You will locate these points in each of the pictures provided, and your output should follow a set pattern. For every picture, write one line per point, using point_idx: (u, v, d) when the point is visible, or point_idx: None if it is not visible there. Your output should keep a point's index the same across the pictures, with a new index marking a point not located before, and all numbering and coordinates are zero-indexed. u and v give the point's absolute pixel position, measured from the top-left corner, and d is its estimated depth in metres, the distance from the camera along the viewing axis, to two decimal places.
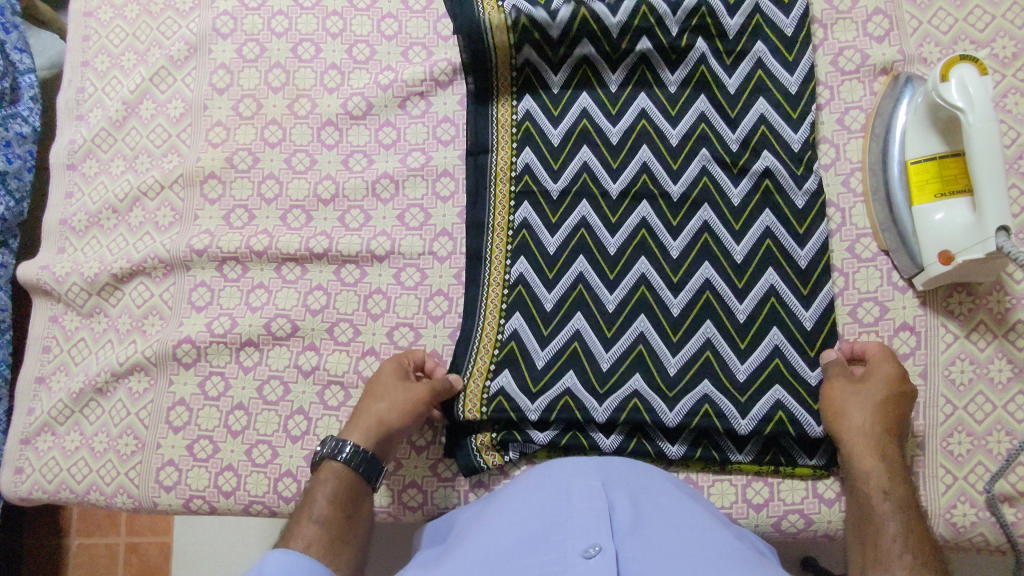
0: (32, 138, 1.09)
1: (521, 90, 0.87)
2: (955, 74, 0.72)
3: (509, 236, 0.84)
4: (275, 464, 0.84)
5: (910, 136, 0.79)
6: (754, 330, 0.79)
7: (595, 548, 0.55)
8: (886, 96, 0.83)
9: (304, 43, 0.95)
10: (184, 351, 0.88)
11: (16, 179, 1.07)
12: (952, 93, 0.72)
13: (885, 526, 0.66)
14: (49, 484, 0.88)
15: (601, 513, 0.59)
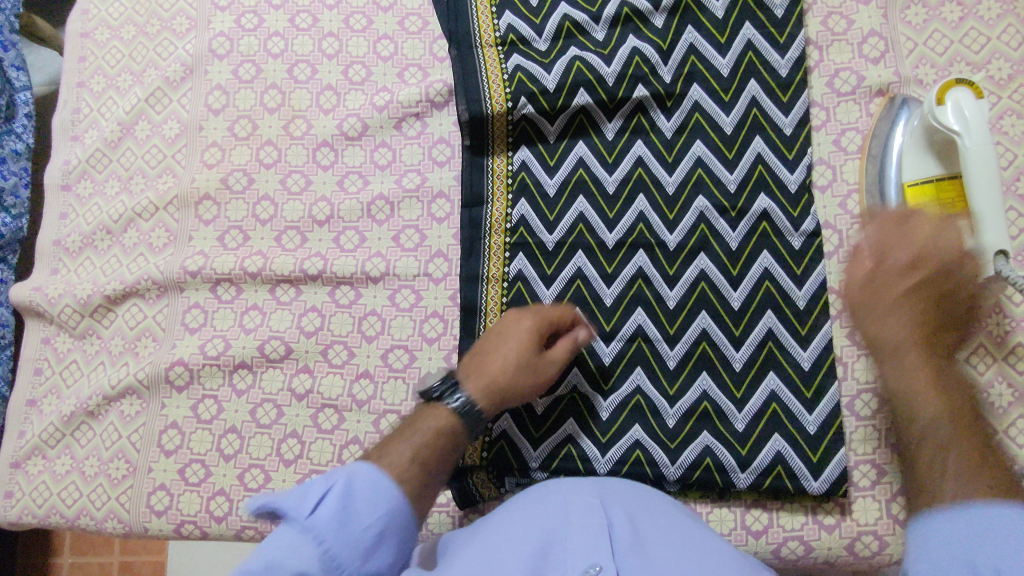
0: (27, 155, 1.09)
1: (516, 140, 0.88)
2: (951, 95, 0.74)
3: (504, 288, 0.84)
4: (267, 489, 0.83)
5: (906, 159, 0.79)
6: (751, 376, 0.78)
7: (596, 568, 0.56)
8: (879, 120, 0.83)
9: (300, 64, 0.95)
10: (176, 373, 0.87)
11: (13, 196, 1.06)
12: (948, 116, 0.73)
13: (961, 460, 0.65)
14: (39, 509, 0.87)
15: (601, 532, 0.59)
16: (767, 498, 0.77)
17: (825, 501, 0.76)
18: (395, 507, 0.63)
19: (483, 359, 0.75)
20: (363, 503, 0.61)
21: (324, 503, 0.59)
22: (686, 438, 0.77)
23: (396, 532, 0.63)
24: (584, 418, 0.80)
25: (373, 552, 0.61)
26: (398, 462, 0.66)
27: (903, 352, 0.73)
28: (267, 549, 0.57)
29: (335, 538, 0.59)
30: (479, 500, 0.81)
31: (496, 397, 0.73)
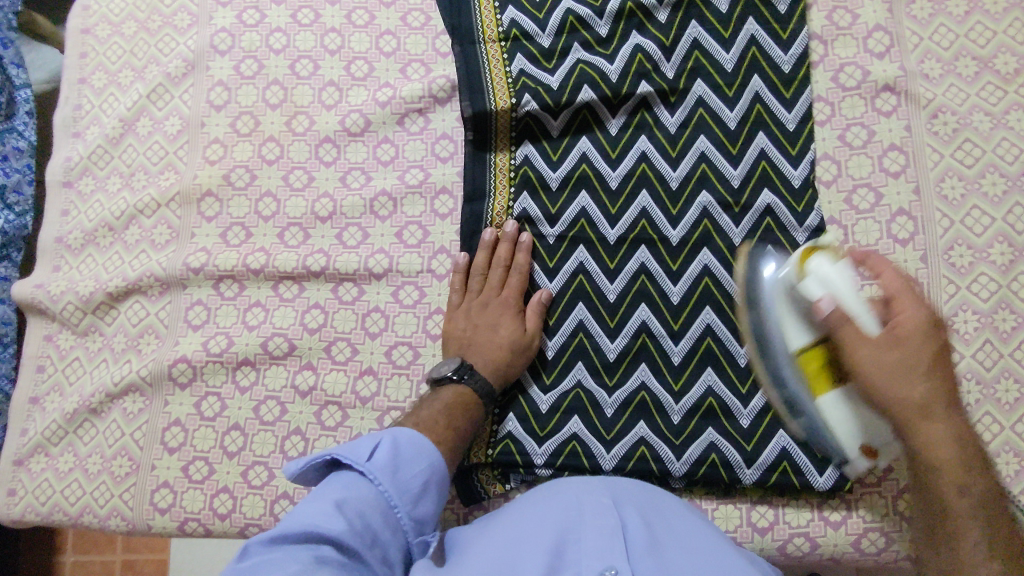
0: (30, 152, 1.08)
1: (519, 135, 0.87)
2: (808, 260, 0.69)
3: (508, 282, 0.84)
4: (271, 486, 0.83)
5: (785, 326, 0.70)
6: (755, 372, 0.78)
7: (611, 571, 0.56)
8: (740, 266, 0.78)
9: (303, 60, 0.94)
10: (179, 370, 0.87)
11: (15, 194, 1.05)
12: (810, 287, 0.67)
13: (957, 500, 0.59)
14: (42, 506, 0.87)
15: (615, 534, 0.59)
16: (773, 495, 0.77)
17: (831, 498, 0.76)
18: (437, 464, 0.66)
19: (475, 337, 0.81)
20: (413, 454, 0.65)
21: (380, 451, 0.63)
22: (692, 433, 0.77)
23: (439, 486, 0.66)
24: (588, 413, 0.79)
25: (420, 498, 0.64)
26: (429, 421, 0.72)
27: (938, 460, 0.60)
28: (329, 487, 0.60)
29: (390, 481, 0.62)
30: (485, 497, 0.81)
31: (498, 362, 0.79)
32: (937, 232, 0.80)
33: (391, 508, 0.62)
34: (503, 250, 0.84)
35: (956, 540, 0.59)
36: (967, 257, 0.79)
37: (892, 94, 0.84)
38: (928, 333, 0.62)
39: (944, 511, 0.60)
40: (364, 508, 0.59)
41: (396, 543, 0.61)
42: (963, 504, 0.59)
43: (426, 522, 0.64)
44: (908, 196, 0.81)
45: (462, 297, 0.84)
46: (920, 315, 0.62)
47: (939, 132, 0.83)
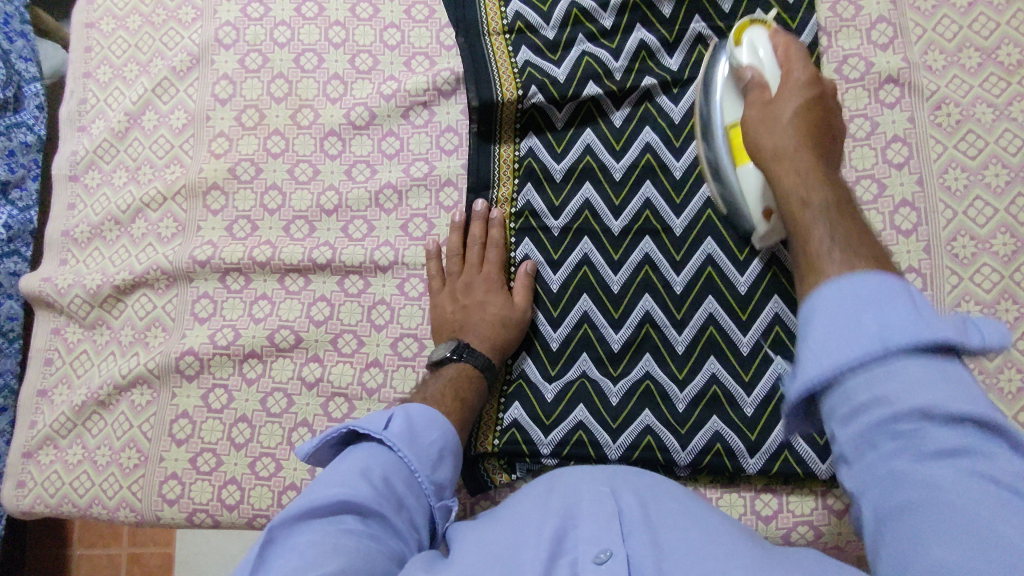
0: (37, 147, 1.09)
1: (524, 127, 0.88)
2: (743, 35, 0.71)
3: (512, 272, 0.85)
4: (279, 477, 0.83)
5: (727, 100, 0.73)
6: (758, 362, 0.78)
7: (606, 553, 0.56)
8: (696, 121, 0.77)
9: (307, 53, 0.95)
10: (187, 363, 0.88)
11: (19, 189, 1.06)
12: (744, 55, 0.70)
13: (813, 226, 0.51)
14: (51, 498, 0.88)
15: (610, 519, 0.59)
16: (777, 484, 0.78)
17: (835, 487, 0.76)
18: (449, 431, 0.69)
19: (466, 318, 0.82)
20: (425, 423, 0.68)
21: (394, 421, 0.66)
22: (696, 422, 0.78)
23: (453, 452, 0.69)
24: (594, 402, 0.80)
25: (437, 464, 0.67)
26: (437, 396, 0.74)
27: (807, 222, 0.52)
28: (349, 459, 0.62)
29: (408, 448, 0.65)
30: (492, 486, 0.81)
31: (492, 337, 0.80)
32: (940, 222, 0.81)
33: (411, 474, 0.64)
34: (477, 229, 0.85)
35: (817, 259, 0.48)
36: (970, 247, 0.80)
37: (896, 85, 0.84)
38: (804, 86, 0.59)
39: (822, 250, 0.48)
40: (386, 474, 0.62)
41: (419, 508, 0.63)
42: (820, 240, 0.49)
43: (445, 487, 0.67)
44: (911, 187, 0.82)
45: (447, 283, 0.85)
46: (802, 75, 0.60)
47: (943, 124, 0.83)
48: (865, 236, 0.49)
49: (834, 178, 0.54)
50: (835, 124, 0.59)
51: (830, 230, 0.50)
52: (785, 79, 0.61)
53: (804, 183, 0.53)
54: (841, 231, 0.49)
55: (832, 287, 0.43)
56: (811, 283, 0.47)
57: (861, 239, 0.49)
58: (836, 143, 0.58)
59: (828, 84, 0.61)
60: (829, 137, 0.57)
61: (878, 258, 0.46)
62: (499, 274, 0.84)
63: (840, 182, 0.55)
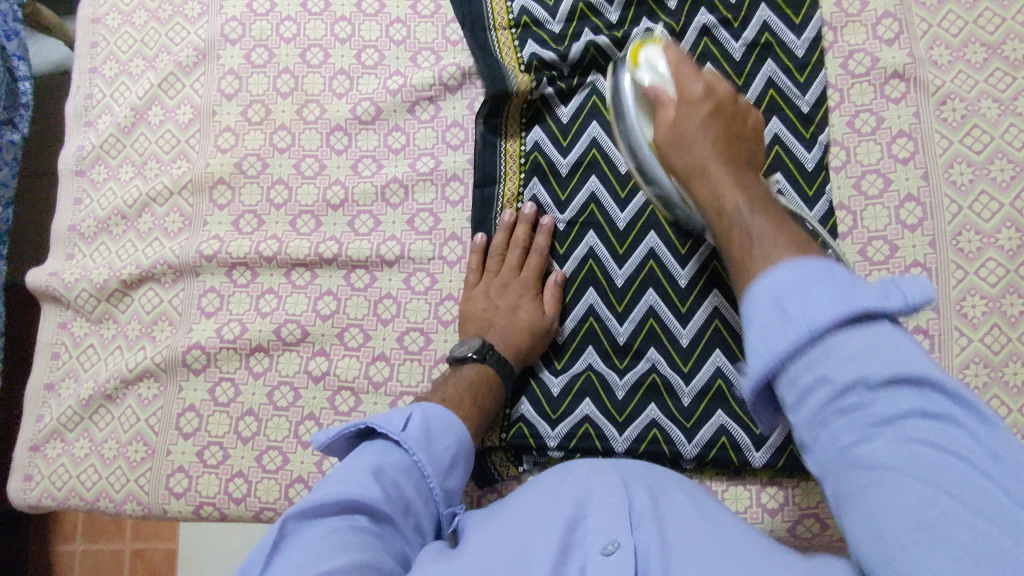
0: (21, 144, 1.09)
1: (530, 121, 0.88)
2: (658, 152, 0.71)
3: None
4: (285, 471, 0.84)
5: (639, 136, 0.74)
6: None
7: (614, 544, 0.57)
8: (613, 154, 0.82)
9: (313, 48, 0.95)
10: (193, 357, 0.88)
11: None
12: (643, 75, 0.71)
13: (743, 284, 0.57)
14: (58, 491, 0.88)
15: (621, 511, 0.60)
16: (783, 477, 0.78)
17: None
18: (463, 438, 0.69)
19: (496, 317, 0.82)
20: (441, 428, 0.67)
21: (412, 423, 0.65)
22: (702, 416, 0.78)
23: (465, 459, 0.69)
24: (599, 396, 0.80)
25: (449, 470, 0.66)
26: (455, 400, 0.73)
27: (752, 224, 0.58)
28: (363, 456, 0.62)
29: (422, 452, 0.64)
30: (498, 479, 0.82)
31: (517, 343, 0.80)
32: (945, 217, 0.81)
33: (423, 478, 0.64)
34: (520, 232, 0.85)
35: (750, 259, 0.55)
36: (975, 242, 0.80)
37: (902, 80, 0.84)
38: (702, 100, 0.68)
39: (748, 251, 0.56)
40: (397, 478, 0.61)
41: (427, 512, 0.63)
42: (749, 233, 0.57)
43: (454, 494, 0.66)
44: (916, 181, 0.82)
45: (482, 279, 0.84)
46: (695, 85, 0.68)
47: (948, 119, 0.83)
48: (785, 225, 0.57)
49: (750, 187, 0.62)
50: (749, 171, 0.64)
51: (766, 238, 0.55)
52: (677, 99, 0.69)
53: (727, 191, 0.62)
54: (784, 238, 0.54)
55: (774, 274, 0.48)
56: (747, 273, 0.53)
57: (800, 235, 0.55)
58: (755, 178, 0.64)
59: (723, 89, 0.69)
60: (754, 184, 0.63)
61: (808, 250, 0.51)
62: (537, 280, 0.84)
63: (784, 220, 0.58)
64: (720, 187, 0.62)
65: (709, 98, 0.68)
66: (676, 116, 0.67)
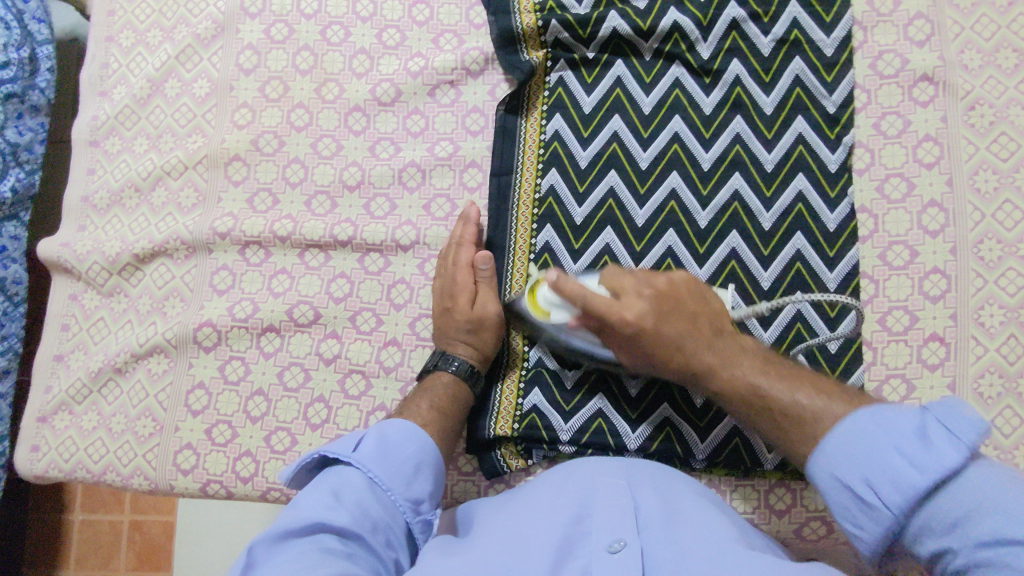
0: (45, 110, 1.06)
1: (551, 109, 0.87)
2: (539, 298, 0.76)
3: (531, 258, 0.84)
4: (294, 452, 0.84)
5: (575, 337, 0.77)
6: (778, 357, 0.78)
7: (620, 543, 0.57)
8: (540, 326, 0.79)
9: (334, 26, 0.93)
10: (204, 334, 0.88)
11: (27, 152, 1.04)
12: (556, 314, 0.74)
13: (765, 426, 0.63)
14: (65, 463, 0.88)
15: (625, 510, 0.60)
16: (792, 479, 0.78)
17: None
18: (424, 444, 0.68)
19: (446, 321, 0.81)
20: (397, 441, 0.67)
21: (364, 442, 0.66)
22: (714, 415, 0.78)
23: (430, 466, 0.68)
24: (612, 390, 0.80)
25: (413, 480, 0.66)
26: (408, 408, 0.75)
27: (735, 377, 0.66)
28: (319, 485, 0.62)
29: (379, 467, 0.65)
30: (507, 470, 0.82)
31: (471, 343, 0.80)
32: (968, 224, 0.80)
33: (384, 493, 0.64)
34: (459, 230, 0.84)
35: (813, 428, 0.58)
36: (997, 251, 0.79)
37: (931, 84, 0.83)
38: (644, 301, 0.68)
39: (760, 409, 0.63)
40: (361, 497, 0.62)
41: (395, 526, 0.63)
42: (815, 414, 0.59)
43: (422, 503, 0.66)
44: (940, 187, 0.81)
45: (433, 284, 0.84)
46: (627, 317, 0.67)
47: (976, 125, 0.82)
48: (804, 377, 0.63)
49: (736, 354, 0.67)
50: (692, 308, 0.69)
51: (831, 412, 0.58)
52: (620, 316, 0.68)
53: (720, 369, 0.67)
54: (813, 397, 0.60)
55: (830, 450, 0.56)
56: (805, 442, 0.59)
57: (776, 360, 0.67)
58: (703, 321, 0.69)
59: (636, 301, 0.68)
60: (683, 316, 0.68)
61: (830, 390, 0.61)
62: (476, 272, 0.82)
63: (731, 347, 0.68)
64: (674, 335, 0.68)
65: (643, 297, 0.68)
66: (630, 339, 0.69)
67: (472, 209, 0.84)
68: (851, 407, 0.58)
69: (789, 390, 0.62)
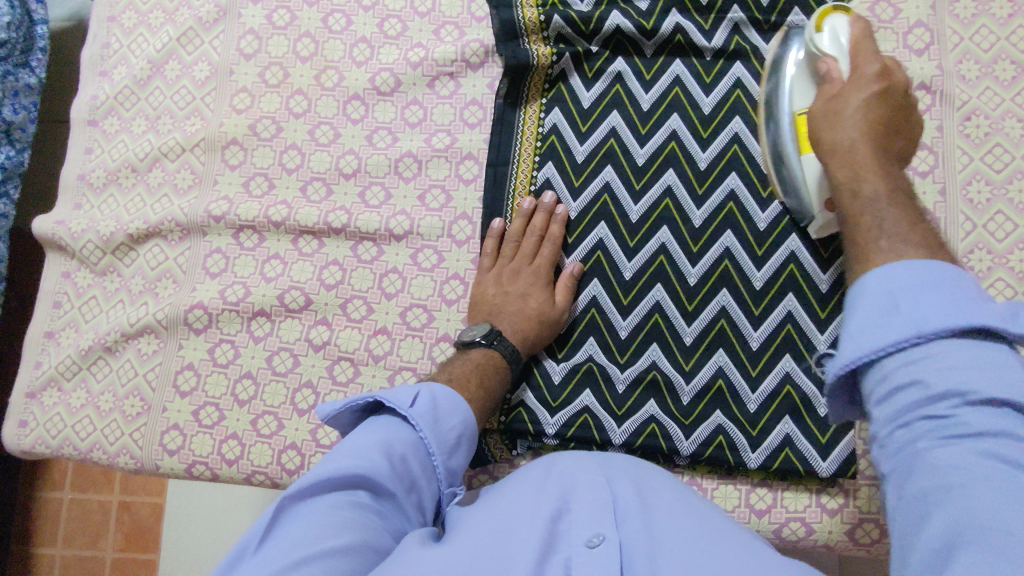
0: (38, 90, 1.06)
1: (550, 103, 0.87)
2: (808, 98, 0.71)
3: None
4: (279, 436, 0.84)
5: (795, 91, 0.72)
6: (765, 361, 0.78)
7: (599, 537, 0.57)
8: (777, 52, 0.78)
9: (336, 14, 0.93)
10: (195, 316, 0.88)
11: (21, 130, 1.05)
12: (826, 42, 0.67)
13: (880, 213, 0.54)
14: (52, 439, 0.88)
15: (604, 506, 0.59)
16: (773, 480, 0.78)
17: (830, 487, 0.77)
18: (469, 418, 0.69)
19: (505, 304, 0.81)
20: (449, 409, 0.68)
21: (420, 401, 0.66)
22: (701, 415, 0.78)
23: (469, 440, 0.69)
24: (600, 386, 0.81)
25: (453, 450, 0.67)
26: (461, 379, 0.74)
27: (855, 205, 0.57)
28: (371, 431, 0.63)
29: (429, 429, 0.65)
30: (492, 461, 0.82)
31: (526, 331, 0.80)
32: (959, 234, 0.80)
33: (428, 455, 0.64)
34: (540, 220, 0.84)
35: (869, 249, 0.53)
36: (987, 261, 0.79)
37: (928, 92, 0.83)
38: (871, 80, 0.60)
39: (856, 229, 0.55)
40: (406, 453, 0.62)
41: (431, 491, 0.64)
42: (874, 219, 0.54)
43: (456, 475, 0.67)
44: (933, 197, 0.81)
45: (492, 262, 0.84)
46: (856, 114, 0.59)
47: (971, 135, 0.82)
48: (922, 222, 0.53)
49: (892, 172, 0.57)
50: (903, 128, 0.60)
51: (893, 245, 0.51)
52: (848, 72, 0.63)
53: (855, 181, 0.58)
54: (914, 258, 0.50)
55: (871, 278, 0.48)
56: (859, 269, 0.52)
57: (905, 200, 0.55)
58: (900, 145, 0.60)
59: (900, 77, 0.61)
60: (891, 137, 0.59)
61: (917, 218, 0.53)
62: (550, 271, 0.83)
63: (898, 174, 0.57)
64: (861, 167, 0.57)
65: (879, 80, 0.60)
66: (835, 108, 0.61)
67: (558, 207, 0.84)
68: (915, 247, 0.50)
69: (892, 229, 0.52)
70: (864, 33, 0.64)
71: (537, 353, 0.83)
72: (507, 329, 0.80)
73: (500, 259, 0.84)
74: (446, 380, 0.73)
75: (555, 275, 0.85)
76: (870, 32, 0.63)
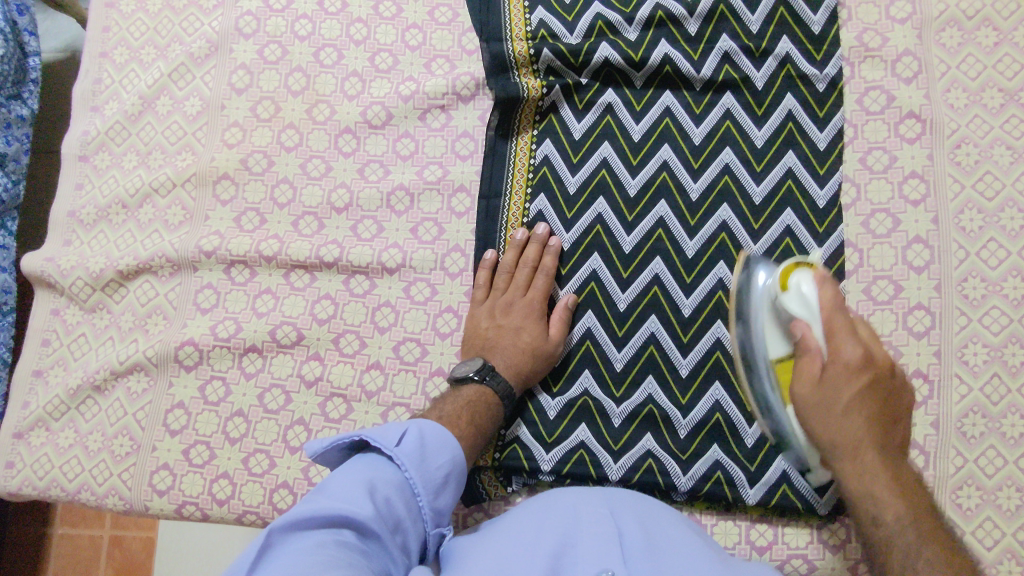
0: (32, 121, 1.06)
1: (541, 134, 0.87)
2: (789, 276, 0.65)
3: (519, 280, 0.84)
4: (271, 475, 0.82)
5: (768, 334, 0.67)
6: None
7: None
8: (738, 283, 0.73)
9: (327, 48, 0.94)
10: (185, 353, 0.87)
11: (15, 162, 1.04)
12: (792, 304, 0.63)
13: (885, 517, 0.57)
14: (39, 481, 0.87)
15: (609, 540, 0.59)
16: (773, 515, 0.77)
17: (830, 522, 0.76)
18: (458, 457, 0.68)
19: (498, 339, 0.80)
20: (438, 447, 0.67)
21: (408, 438, 0.65)
22: (698, 449, 0.78)
23: (458, 479, 0.68)
24: (596, 421, 0.80)
25: (440, 490, 0.66)
26: (453, 416, 0.73)
27: (885, 527, 0.57)
28: (356, 469, 0.62)
29: (416, 468, 0.64)
30: (486, 499, 0.81)
31: (519, 366, 0.79)
32: (952, 262, 0.80)
33: (414, 495, 0.63)
34: (532, 252, 0.83)
35: (900, 569, 0.56)
36: (980, 289, 0.79)
37: (917, 121, 0.84)
38: (858, 372, 0.58)
39: (881, 535, 0.58)
40: (392, 493, 0.61)
41: (416, 532, 0.63)
42: (896, 526, 0.57)
43: (442, 514, 0.66)
44: (926, 225, 0.81)
45: (486, 296, 0.84)
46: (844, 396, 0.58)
47: (961, 163, 0.82)
48: (940, 534, 0.57)
49: (903, 479, 0.59)
50: (899, 407, 0.60)
51: (914, 549, 0.56)
52: (826, 355, 0.60)
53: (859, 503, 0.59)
54: (915, 532, 0.56)
55: None
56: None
57: (916, 489, 0.59)
58: (898, 432, 0.60)
59: (880, 355, 0.60)
60: (889, 428, 0.59)
61: (922, 514, 0.58)
62: (543, 304, 0.82)
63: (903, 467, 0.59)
64: (876, 487, 0.58)
65: (861, 374, 0.58)
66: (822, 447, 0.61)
67: (552, 239, 0.84)
68: (952, 568, 0.54)
69: (911, 525, 0.57)
70: (831, 291, 0.60)
71: (531, 387, 0.82)
72: (500, 365, 0.79)
73: (493, 292, 0.84)
74: (437, 418, 0.72)
75: (549, 308, 0.84)
76: (840, 298, 0.60)
